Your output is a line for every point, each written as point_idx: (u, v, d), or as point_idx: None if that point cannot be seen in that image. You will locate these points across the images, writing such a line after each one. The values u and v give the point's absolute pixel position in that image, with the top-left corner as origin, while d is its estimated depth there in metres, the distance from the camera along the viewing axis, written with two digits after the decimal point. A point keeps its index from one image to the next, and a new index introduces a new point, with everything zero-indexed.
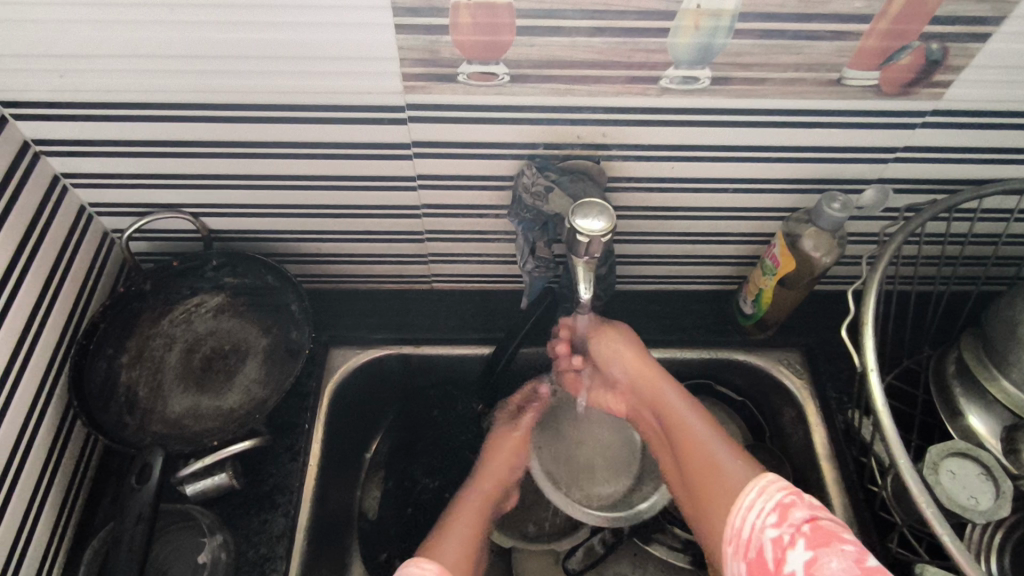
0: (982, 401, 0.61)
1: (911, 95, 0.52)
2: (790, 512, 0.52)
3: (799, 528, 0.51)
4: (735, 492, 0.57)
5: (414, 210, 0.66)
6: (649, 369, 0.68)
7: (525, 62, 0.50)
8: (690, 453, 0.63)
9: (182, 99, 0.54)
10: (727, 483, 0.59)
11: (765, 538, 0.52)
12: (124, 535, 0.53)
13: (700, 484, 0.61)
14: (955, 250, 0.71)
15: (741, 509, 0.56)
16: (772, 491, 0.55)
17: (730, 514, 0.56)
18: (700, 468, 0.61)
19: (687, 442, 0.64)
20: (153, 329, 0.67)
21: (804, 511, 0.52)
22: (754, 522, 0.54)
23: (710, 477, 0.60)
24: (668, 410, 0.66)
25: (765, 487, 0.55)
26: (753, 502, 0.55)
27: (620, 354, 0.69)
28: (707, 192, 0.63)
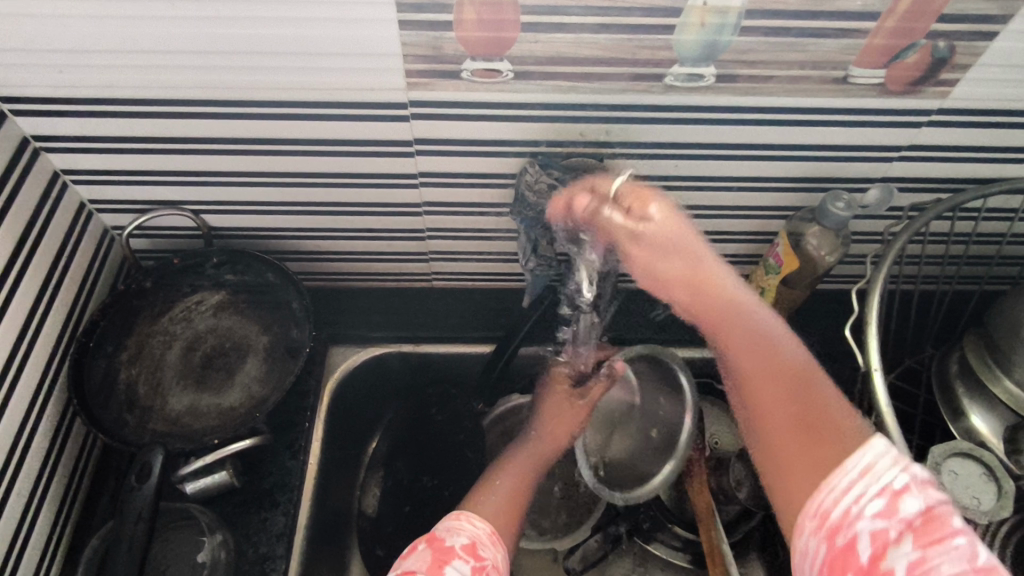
0: (985, 401, 0.61)
1: (917, 93, 0.52)
2: (900, 500, 0.37)
3: (910, 522, 0.37)
4: (842, 457, 0.40)
5: (416, 207, 0.66)
6: (707, 274, 0.49)
7: (529, 59, 0.49)
8: (770, 396, 0.45)
9: (183, 95, 0.53)
10: (829, 450, 0.41)
11: (859, 528, 0.37)
12: (123, 537, 0.52)
13: (785, 435, 0.44)
14: (959, 250, 0.70)
15: (837, 483, 0.39)
16: (882, 470, 0.39)
17: (811, 495, 0.40)
18: (775, 398, 0.45)
19: (759, 376, 0.46)
20: (152, 328, 0.67)
21: (917, 499, 0.37)
22: (848, 505, 0.39)
23: (802, 441, 0.43)
24: (735, 343, 0.47)
25: (871, 466, 0.39)
26: (853, 483, 0.39)
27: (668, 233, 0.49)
28: (711, 190, 0.63)
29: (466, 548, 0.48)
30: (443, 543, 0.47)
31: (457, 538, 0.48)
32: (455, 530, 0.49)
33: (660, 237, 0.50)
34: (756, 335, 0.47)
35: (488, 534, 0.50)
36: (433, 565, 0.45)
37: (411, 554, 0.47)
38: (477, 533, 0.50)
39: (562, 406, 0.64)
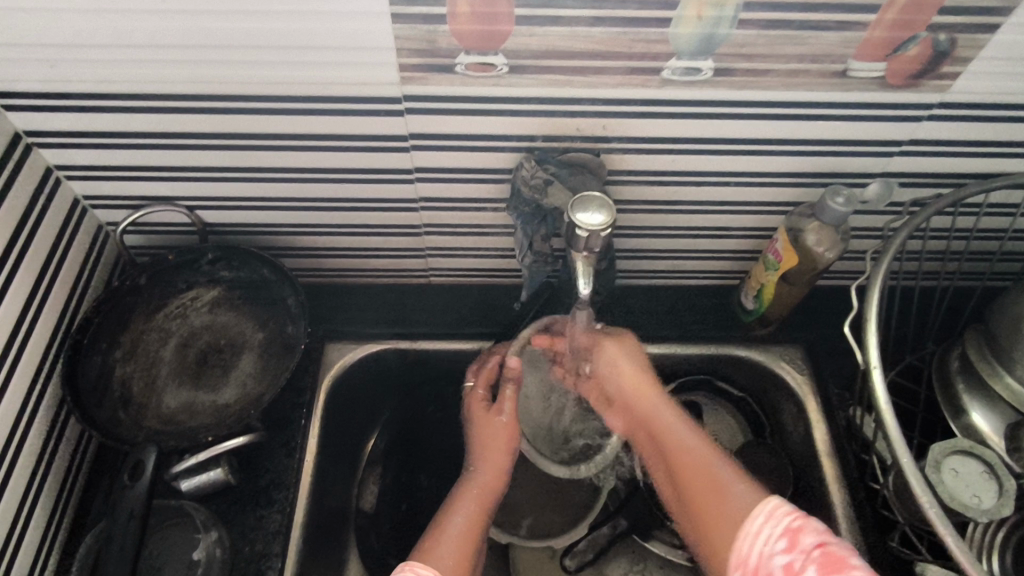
0: (986, 398, 0.61)
1: (918, 87, 0.51)
2: (800, 538, 0.46)
3: (810, 554, 0.45)
4: (733, 513, 0.51)
5: (412, 203, 0.65)
6: (633, 369, 0.63)
7: (524, 52, 0.49)
8: (695, 481, 0.54)
9: (176, 90, 0.53)
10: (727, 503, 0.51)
11: (774, 566, 0.46)
12: (115, 534, 0.52)
13: (698, 510, 0.53)
14: (960, 246, 0.70)
15: (748, 533, 0.49)
16: (779, 516, 0.49)
17: (734, 540, 0.50)
18: (699, 487, 0.54)
19: (682, 462, 0.56)
20: (148, 324, 0.66)
21: (815, 537, 0.46)
22: (762, 548, 0.48)
23: (704, 489, 0.53)
24: (664, 429, 0.60)
25: (773, 512, 0.49)
26: (760, 528, 0.48)
27: (624, 369, 0.63)
28: (709, 185, 0.62)
29: None
30: None
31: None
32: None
33: (615, 371, 0.63)
34: (682, 445, 0.57)
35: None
36: None
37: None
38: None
39: (489, 428, 0.65)
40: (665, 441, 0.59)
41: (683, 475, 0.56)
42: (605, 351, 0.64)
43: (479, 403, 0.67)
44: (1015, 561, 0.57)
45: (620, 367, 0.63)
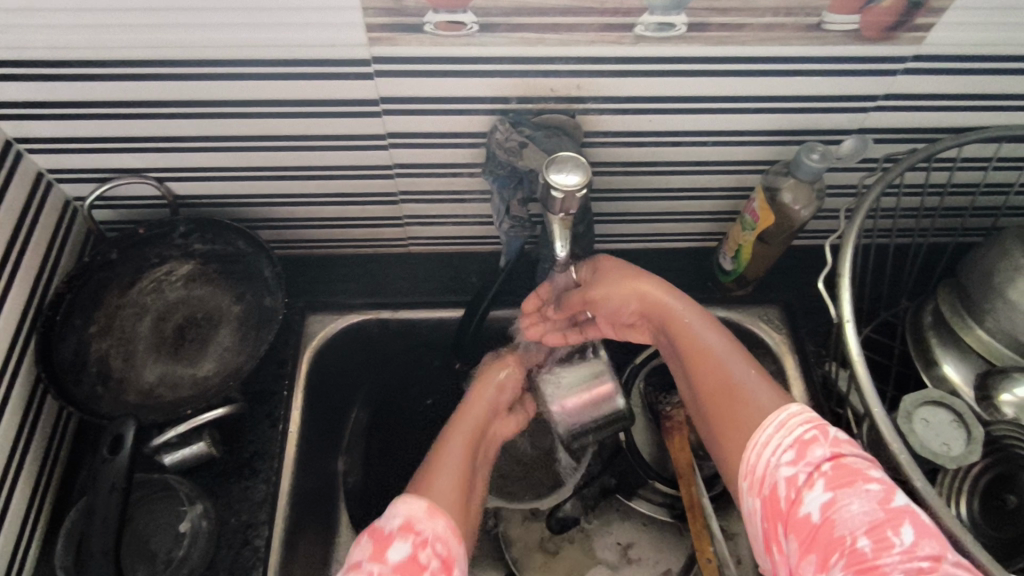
0: (956, 349, 0.62)
1: (891, 40, 0.51)
2: (810, 449, 0.48)
3: (818, 468, 0.47)
4: (762, 416, 0.52)
5: (387, 170, 0.64)
6: (657, 298, 0.61)
7: (494, 9, 0.47)
8: (711, 378, 0.56)
9: (137, 55, 0.51)
10: (748, 409, 0.53)
11: (778, 476, 0.48)
12: (98, 507, 0.52)
13: (722, 411, 0.55)
14: (934, 202, 0.70)
15: (757, 445, 0.50)
16: (792, 426, 0.49)
17: (748, 448, 0.51)
18: (723, 405, 0.55)
19: (705, 357, 0.57)
20: (122, 299, 0.65)
21: (825, 449, 0.47)
22: (769, 459, 0.49)
23: (729, 393, 0.55)
24: (694, 346, 0.58)
25: (786, 421, 0.50)
26: (771, 437, 0.50)
27: (617, 289, 0.62)
28: (686, 145, 0.62)
29: (401, 530, 0.48)
30: (382, 532, 0.48)
31: (395, 519, 0.49)
32: (391, 513, 0.49)
33: (617, 289, 0.62)
34: (701, 337, 0.58)
35: (426, 509, 0.49)
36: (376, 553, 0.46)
37: (357, 548, 0.48)
38: (414, 508, 0.49)
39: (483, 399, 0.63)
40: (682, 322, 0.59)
41: (711, 373, 0.56)
42: (610, 277, 0.62)
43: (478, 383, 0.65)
44: (981, 508, 0.58)
45: (615, 286, 0.62)
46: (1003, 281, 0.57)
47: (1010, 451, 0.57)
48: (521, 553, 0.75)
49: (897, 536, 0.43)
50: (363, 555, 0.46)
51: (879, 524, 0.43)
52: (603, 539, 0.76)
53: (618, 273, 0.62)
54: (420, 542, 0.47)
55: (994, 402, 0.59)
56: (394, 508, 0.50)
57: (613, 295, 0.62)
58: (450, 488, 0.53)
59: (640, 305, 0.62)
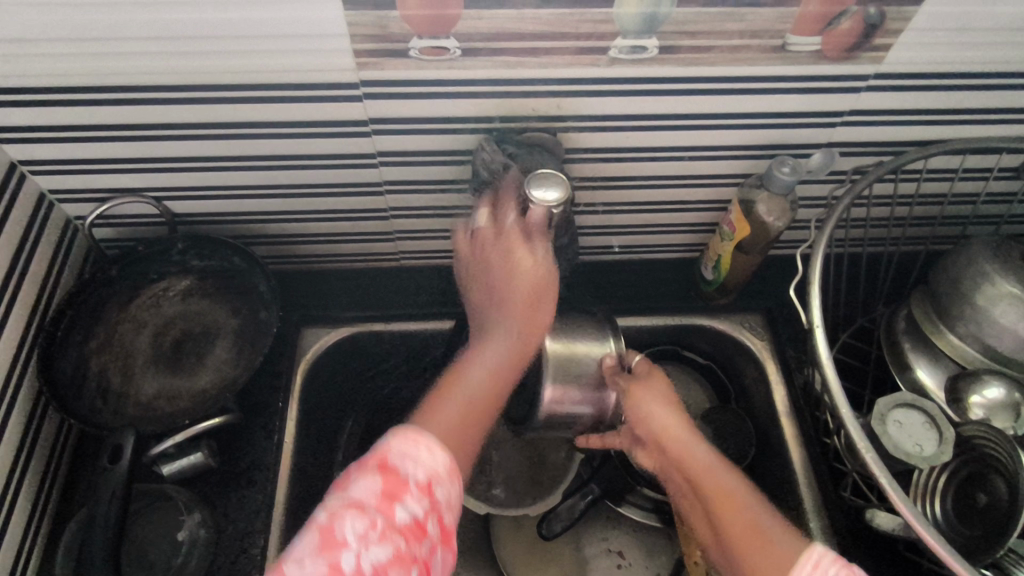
0: (928, 354, 0.65)
1: (853, 60, 0.54)
2: None
3: None
4: (787, 555, 0.51)
5: (377, 187, 0.67)
6: (665, 425, 0.62)
7: (475, 36, 0.50)
8: (726, 517, 0.55)
9: (136, 81, 0.53)
10: (775, 552, 0.51)
11: None
12: (97, 516, 0.53)
13: (739, 550, 0.53)
14: (904, 211, 0.73)
15: None
16: (824, 565, 0.49)
17: None
18: (741, 540, 0.54)
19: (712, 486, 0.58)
20: (121, 315, 0.67)
21: None
22: None
23: (748, 534, 0.54)
24: (700, 479, 0.59)
25: (817, 561, 0.49)
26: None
27: (649, 413, 0.62)
28: (664, 160, 0.65)
29: (422, 485, 0.44)
30: (398, 474, 0.43)
31: (413, 469, 0.44)
32: (410, 458, 0.45)
33: (648, 418, 0.62)
34: (705, 471, 0.59)
35: (447, 468, 0.46)
36: (384, 498, 0.42)
37: (363, 479, 0.43)
38: (434, 467, 0.45)
39: (511, 255, 0.58)
40: (689, 450, 0.61)
41: (724, 507, 0.56)
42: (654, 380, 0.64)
43: (470, 238, 0.61)
44: (956, 507, 0.59)
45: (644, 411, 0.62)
46: (969, 286, 0.59)
47: (980, 450, 0.59)
48: (512, 558, 0.76)
49: None
50: (370, 497, 0.42)
51: None
52: (596, 546, 0.78)
53: (660, 385, 0.64)
54: (433, 507, 0.43)
55: (964, 404, 0.61)
56: (410, 434, 0.47)
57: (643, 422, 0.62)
58: (455, 410, 0.53)
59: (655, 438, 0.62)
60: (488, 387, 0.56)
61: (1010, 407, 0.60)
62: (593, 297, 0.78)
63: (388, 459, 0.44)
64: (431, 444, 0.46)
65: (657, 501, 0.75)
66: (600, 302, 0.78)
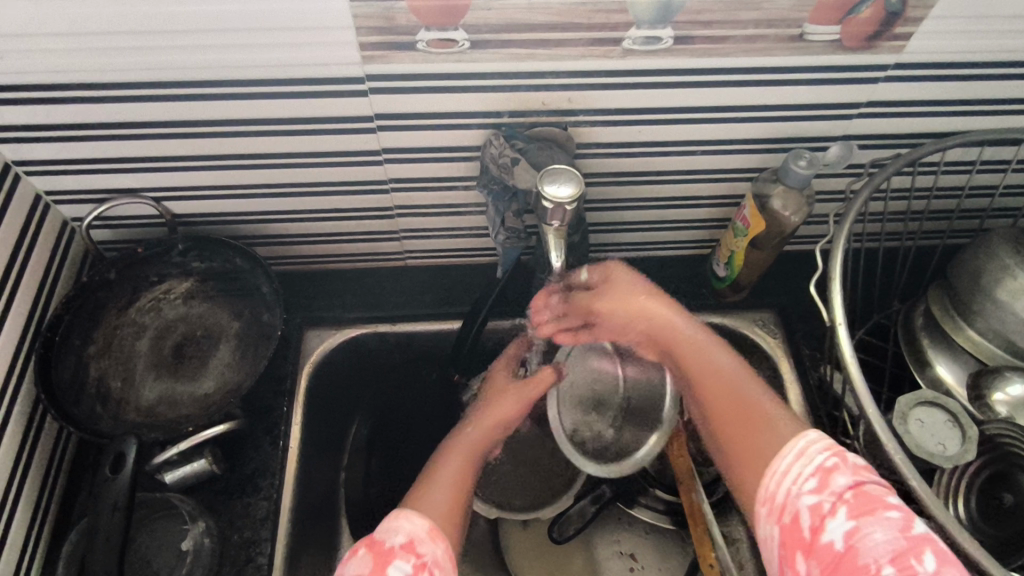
0: (948, 350, 0.63)
1: (873, 49, 0.53)
2: (832, 477, 0.46)
3: (841, 496, 0.45)
4: (777, 446, 0.50)
5: (383, 184, 0.65)
6: (683, 331, 0.60)
7: (485, 27, 0.49)
8: (728, 405, 0.55)
9: (134, 77, 0.52)
10: (768, 440, 0.51)
11: (801, 505, 0.46)
12: (100, 528, 0.52)
13: (733, 436, 0.54)
14: (921, 205, 0.71)
15: (777, 473, 0.49)
16: (811, 453, 0.48)
17: (764, 476, 0.50)
18: (736, 427, 0.54)
19: (706, 383, 0.58)
20: (120, 319, 0.66)
21: (848, 476, 0.46)
22: (790, 488, 0.47)
23: (746, 417, 0.54)
24: (710, 364, 0.58)
25: (804, 449, 0.48)
26: (791, 466, 0.48)
27: (625, 298, 0.63)
28: (676, 155, 0.63)
29: (403, 548, 0.47)
30: (381, 547, 0.47)
31: (395, 538, 0.48)
32: (393, 530, 0.49)
33: (626, 303, 0.62)
34: (711, 365, 0.58)
35: (427, 530, 0.49)
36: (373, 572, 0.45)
37: (352, 561, 0.47)
38: (415, 530, 0.49)
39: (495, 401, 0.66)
40: (694, 347, 0.59)
41: (736, 405, 0.55)
42: (614, 281, 0.64)
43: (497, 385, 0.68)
44: (980, 506, 0.58)
45: (625, 299, 0.63)
46: (990, 281, 0.58)
47: (1005, 449, 0.57)
48: (523, 561, 0.75)
49: (919, 563, 0.41)
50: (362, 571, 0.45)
51: (901, 554, 0.42)
52: (607, 548, 0.76)
53: (621, 278, 0.64)
54: (417, 567, 0.46)
55: (987, 402, 0.59)
56: (397, 520, 0.50)
57: (619, 307, 0.63)
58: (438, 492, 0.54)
59: (646, 328, 0.63)
60: (467, 447, 0.61)
61: None
62: None
63: (377, 538, 0.48)
64: (410, 514, 0.50)
65: (671, 503, 0.73)
66: None
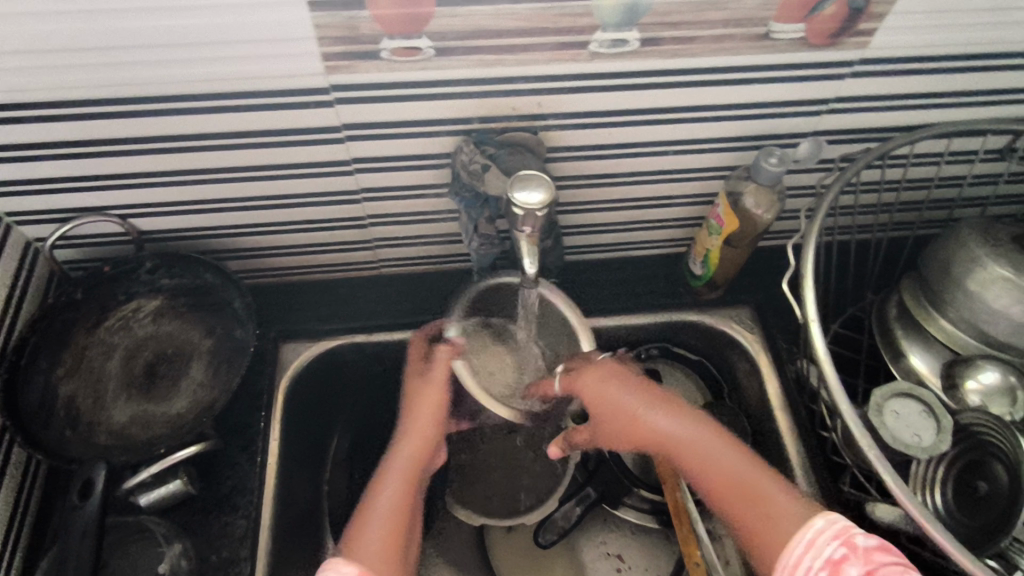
0: (922, 341, 0.64)
1: (838, 45, 0.53)
2: (843, 568, 0.46)
3: None
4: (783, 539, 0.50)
5: (354, 194, 0.64)
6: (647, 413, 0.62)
7: (450, 34, 0.48)
8: (736, 504, 0.55)
9: (91, 94, 0.50)
10: (772, 529, 0.52)
11: None
12: (70, 556, 0.50)
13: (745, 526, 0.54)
14: (891, 197, 0.72)
15: (788, 564, 0.49)
16: (821, 544, 0.48)
17: (776, 568, 0.50)
18: (744, 514, 0.54)
19: (707, 475, 0.58)
20: (89, 339, 0.64)
21: (859, 566, 0.45)
22: None
23: (749, 507, 0.54)
24: (692, 449, 0.59)
25: (813, 540, 0.49)
26: (799, 558, 0.48)
27: (595, 384, 0.63)
28: (648, 156, 0.63)
29: None
30: None
31: None
32: None
33: (604, 401, 0.62)
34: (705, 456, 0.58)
35: None
36: None
37: None
38: None
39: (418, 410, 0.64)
40: (671, 436, 0.61)
41: (745, 497, 0.55)
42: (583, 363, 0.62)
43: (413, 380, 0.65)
44: (955, 496, 0.59)
45: (599, 396, 0.63)
46: (960, 272, 0.59)
47: (980, 439, 0.58)
48: (509, 567, 0.75)
49: None
50: None
51: None
52: (593, 550, 0.76)
53: (602, 369, 0.63)
54: None
55: (959, 391, 0.60)
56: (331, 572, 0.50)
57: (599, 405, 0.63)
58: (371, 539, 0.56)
59: (628, 434, 0.63)
60: (405, 467, 0.61)
61: (1006, 393, 0.59)
62: (581, 297, 0.76)
63: None
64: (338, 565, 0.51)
65: (655, 503, 0.74)
66: (588, 303, 0.76)
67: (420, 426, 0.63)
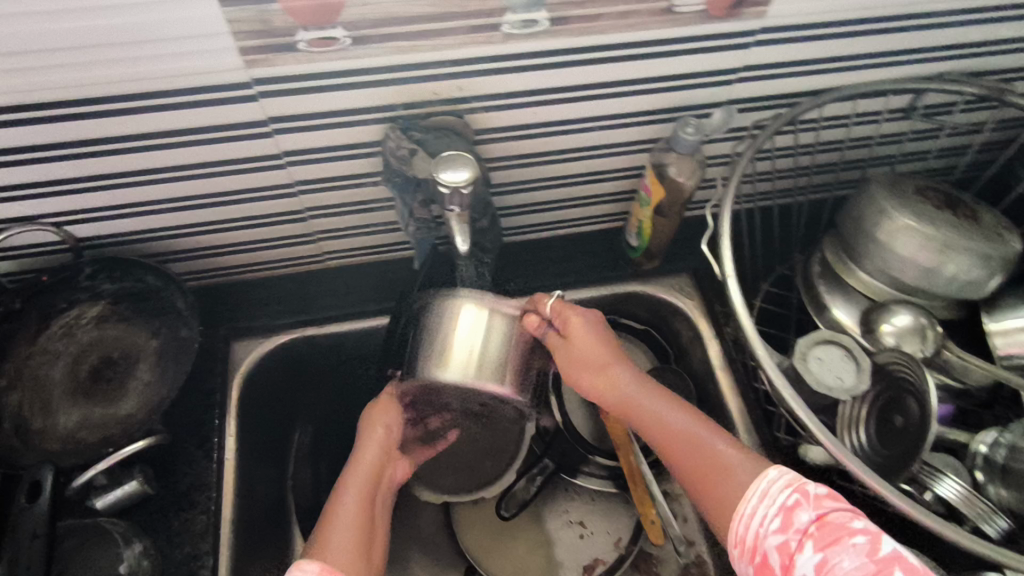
0: (842, 292, 0.68)
1: (738, 16, 0.56)
2: (795, 514, 0.49)
3: (806, 531, 0.48)
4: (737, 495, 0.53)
5: (289, 188, 0.65)
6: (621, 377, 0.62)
7: (363, 23, 0.50)
8: (693, 468, 0.56)
9: (10, 100, 0.51)
10: (729, 488, 0.54)
11: (769, 546, 0.49)
12: (17, 553, 0.51)
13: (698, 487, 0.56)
14: (809, 160, 0.76)
15: (744, 515, 0.52)
16: (774, 493, 0.51)
17: (733, 520, 0.52)
18: (700, 475, 0.56)
19: (669, 441, 0.59)
20: (31, 348, 0.64)
21: (810, 511, 0.49)
22: (757, 529, 0.51)
23: (709, 469, 0.55)
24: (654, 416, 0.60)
25: (767, 490, 0.51)
26: (755, 508, 0.51)
27: (580, 342, 0.62)
28: (573, 133, 0.65)
29: None
30: None
31: None
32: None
33: (584, 357, 0.62)
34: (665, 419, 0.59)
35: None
36: None
37: None
38: None
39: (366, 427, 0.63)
40: (644, 405, 0.61)
41: (698, 460, 0.56)
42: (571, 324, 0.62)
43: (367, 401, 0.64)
44: (879, 432, 0.62)
45: (583, 354, 0.62)
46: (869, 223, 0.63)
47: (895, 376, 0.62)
48: (474, 538, 0.77)
49: None
50: None
51: None
52: (557, 519, 0.79)
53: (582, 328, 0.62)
54: None
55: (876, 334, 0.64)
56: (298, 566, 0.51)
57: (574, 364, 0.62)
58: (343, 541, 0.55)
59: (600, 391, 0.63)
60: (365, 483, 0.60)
61: (918, 333, 0.63)
62: (526, 276, 0.78)
63: None
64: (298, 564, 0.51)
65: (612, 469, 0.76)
66: (533, 280, 0.78)
67: (378, 436, 0.62)
